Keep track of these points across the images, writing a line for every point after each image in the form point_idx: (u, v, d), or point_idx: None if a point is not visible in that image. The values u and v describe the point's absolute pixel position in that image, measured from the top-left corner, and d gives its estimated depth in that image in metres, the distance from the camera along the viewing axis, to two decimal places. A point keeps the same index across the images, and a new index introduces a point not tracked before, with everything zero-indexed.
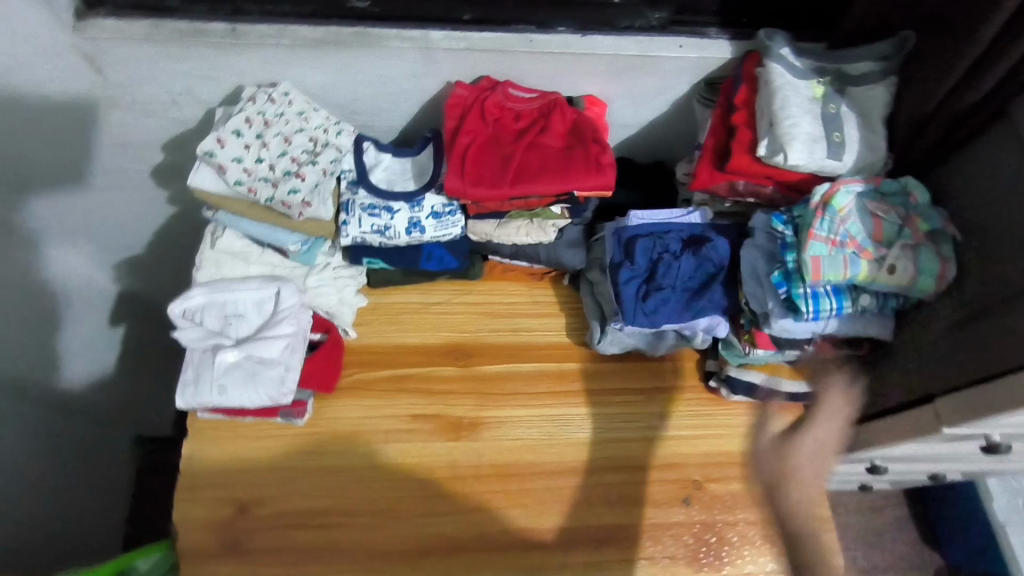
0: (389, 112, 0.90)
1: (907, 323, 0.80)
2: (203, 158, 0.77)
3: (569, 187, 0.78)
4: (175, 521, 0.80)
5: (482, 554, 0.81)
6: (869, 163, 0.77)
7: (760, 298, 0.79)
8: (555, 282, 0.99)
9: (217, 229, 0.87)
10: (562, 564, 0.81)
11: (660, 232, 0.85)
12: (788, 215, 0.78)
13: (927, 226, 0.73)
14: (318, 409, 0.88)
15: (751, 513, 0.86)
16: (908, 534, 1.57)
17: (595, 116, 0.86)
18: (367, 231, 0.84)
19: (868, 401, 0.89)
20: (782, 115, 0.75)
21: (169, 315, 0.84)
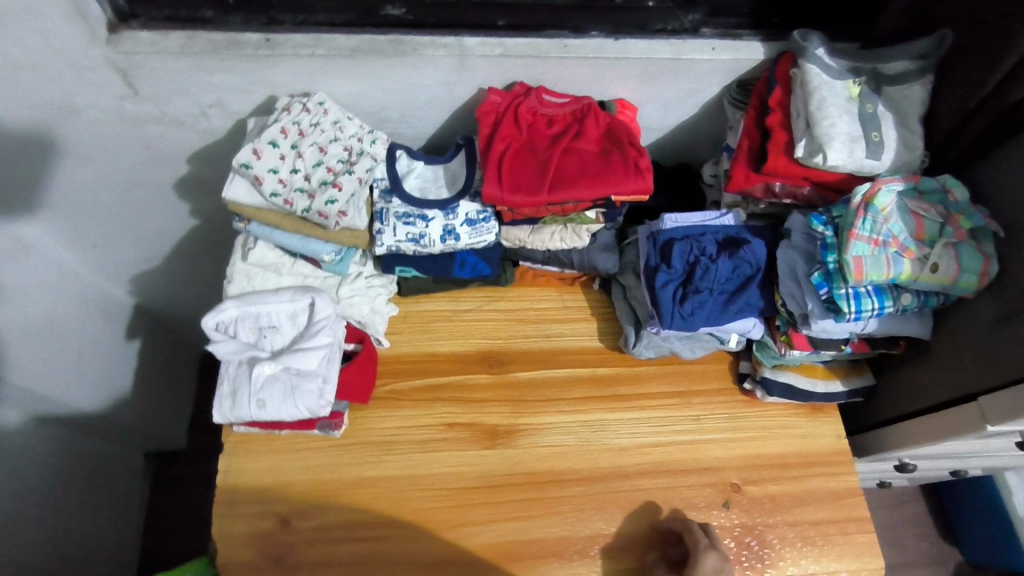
0: (419, 119, 0.89)
1: (946, 322, 0.80)
2: (239, 170, 0.76)
3: (609, 192, 0.78)
4: (215, 537, 0.79)
5: (524, 563, 0.80)
6: (907, 162, 0.77)
7: (798, 299, 0.79)
8: (585, 286, 0.99)
9: (248, 240, 0.86)
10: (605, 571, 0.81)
11: (695, 235, 0.85)
12: (827, 216, 0.77)
13: (969, 224, 0.72)
14: (354, 420, 0.87)
15: (790, 515, 0.86)
16: (927, 531, 1.57)
17: (627, 120, 0.86)
18: (402, 239, 0.83)
19: (905, 400, 0.89)
20: (820, 115, 0.75)
21: (202, 328, 0.83)
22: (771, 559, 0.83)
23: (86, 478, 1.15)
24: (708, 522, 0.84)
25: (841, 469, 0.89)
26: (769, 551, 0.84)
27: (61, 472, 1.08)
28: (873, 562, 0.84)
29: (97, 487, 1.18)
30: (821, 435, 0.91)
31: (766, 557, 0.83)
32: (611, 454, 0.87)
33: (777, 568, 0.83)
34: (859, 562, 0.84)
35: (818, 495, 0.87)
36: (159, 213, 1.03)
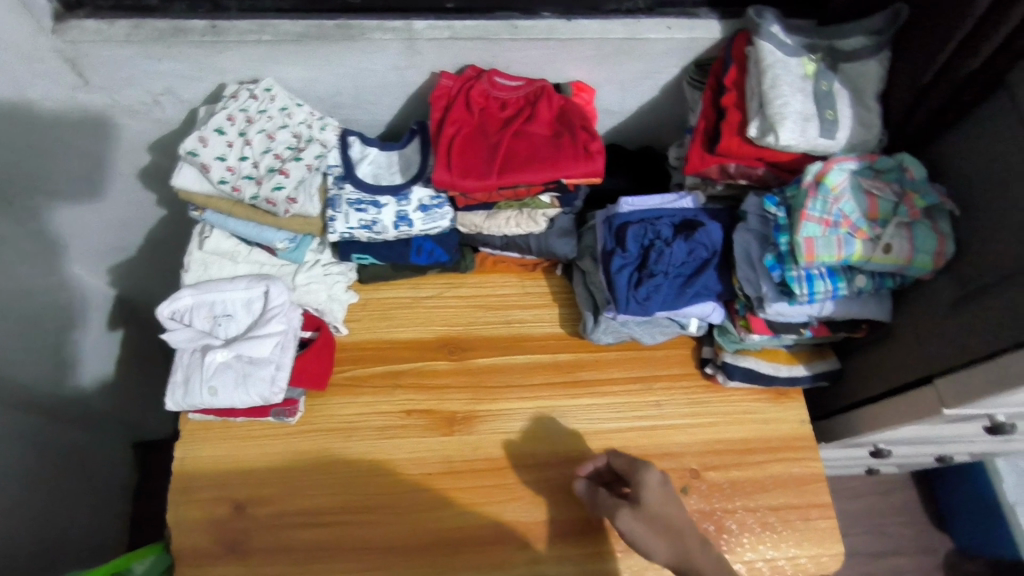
0: (374, 105, 0.88)
1: (906, 304, 0.79)
2: (186, 158, 0.77)
3: (558, 174, 0.77)
4: (170, 521, 0.80)
5: (478, 550, 0.80)
6: (863, 140, 0.75)
7: (754, 282, 0.78)
8: (548, 273, 0.98)
9: (205, 229, 0.86)
10: (560, 558, 0.80)
11: (652, 219, 0.83)
12: (781, 197, 0.76)
13: (924, 203, 0.71)
14: (311, 408, 0.87)
15: (750, 500, 0.85)
16: (915, 518, 1.54)
17: (584, 102, 0.85)
18: (354, 226, 0.82)
19: (869, 383, 0.87)
20: (773, 94, 0.73)
21: (157, 317, 0.83)
22: (729, 545, 0.82)
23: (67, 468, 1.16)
24: None
25: (804, 455, 0.88)
26: (727, 537, 0.83)
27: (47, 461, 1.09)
28: (834, 548, 0.83)
29: (80, 476, 1.19)
30: (784, 420, 0.90)
31: (724, 543, 0.82)
32: (572, 440, 0.87)
33: (735, 554, 0.82)
34: (820, 547, 0.83)
35: (779, 480, 0.86)
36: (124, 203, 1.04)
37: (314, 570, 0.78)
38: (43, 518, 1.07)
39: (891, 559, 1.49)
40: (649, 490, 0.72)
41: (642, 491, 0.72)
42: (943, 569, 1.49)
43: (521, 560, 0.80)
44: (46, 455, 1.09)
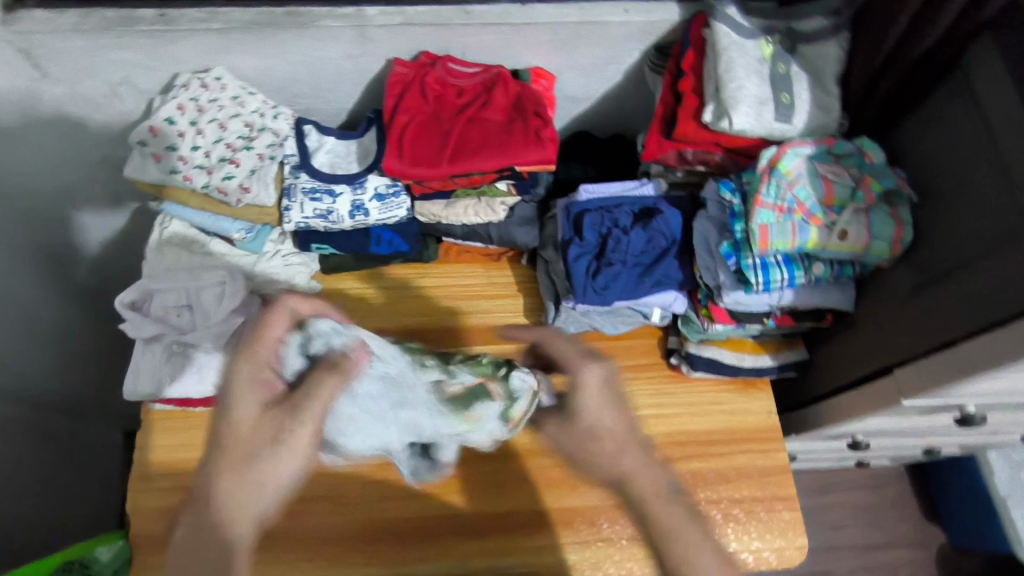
0: (333, 94, 0.88)
1: (868, 293, 0.77)
2: (138, 148, 0.78)
3: (510, 161, 0.76)
4: (129, 511, 0.80)
5: (434, 539, 0.80)
6: (822, 124, 0.73)
7: (712, 271, 0.76)
8: (513, 262, 0.97)
9: (165, 219, 0.86)
10: (518, 548, 0.80)
11: (610, 207, 0.82)
12: (737, 183, 0.75)
13: (880, 187, 0.69)
14: None
15: (712, 491, 0.84)
16: (908, 511, 1.51)
17: (542, 89, 0.84)
18: (310, 216, 0.82)
19: (832, 373, 0.85)
20: (727, 77, 0.71)
21: (115, 305, 0.82)
22: None
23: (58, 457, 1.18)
24: None
25: (770, 446, 0.87)
26: None
27: (45, 449, 1.11)
28: (799, 540, 0.82)
29: (74, 467, 1.21)
30: (751, 411, 0.89)
31: None
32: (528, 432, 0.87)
33: None
34: (784, 540, 0.82)
35: (743, 472, 0.85)
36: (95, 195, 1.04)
37: (270, 560, 0.78)
38: (40, 506, 1.09)
39: (883, 552, 1.47)
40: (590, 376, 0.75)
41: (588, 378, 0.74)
42: (934, 562, 1.46)
43: (478, 549, 0.80)
44: (45, 443, 1.11)
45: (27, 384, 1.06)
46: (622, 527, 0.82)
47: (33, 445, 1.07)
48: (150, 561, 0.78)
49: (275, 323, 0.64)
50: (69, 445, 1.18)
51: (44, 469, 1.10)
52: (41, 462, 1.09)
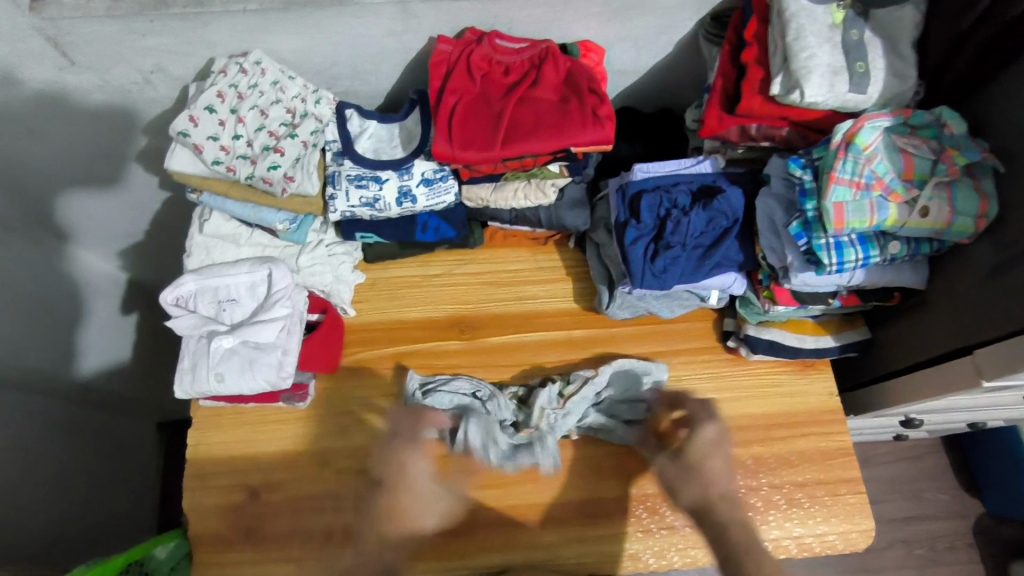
0: (372, 75, 0.84)
1: (942, 270, 0.73)
2: (178, 139, 0.73)
3: (565, 142, 0.73)
4: (186, 510, 0.80)
5: (498, 531, 0.79)
6: (898, 93, 0.69)
7: (779, 252, 0.74)
8: (560, 245, 0.94)
9: (204, 211, 0.84)
10: (579, 539, 0.79)
11: (667, 186, 0.79)
12: (807, 158, 0.71)
13: (964, 160, 0.65)
14: (321, 392, 0.86)
15: (775, 476, 0.82)
16: (948, 484, 1.46)
17: (592, 63, 0.80)
18: (356, 204, 0.79)
19: (898, 353, 0.82)
20: (797, 46, 0.67)
21: (160, 304, 0.81)
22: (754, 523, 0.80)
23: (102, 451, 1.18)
24: None
25: (832, 428, 0.85)
26: (752, 514, 0.81)
27: (77, 445, 1.09)
28: (864, 524, 0.80)
29: (110, 461, 1.19)
30: (812, 393, 0.86)
31: (749, 521, 0.80)
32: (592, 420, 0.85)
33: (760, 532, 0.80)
34: (849, 524, 0.80)
35: (807, 455, 0.83)
36: (126, 188, 1.01)
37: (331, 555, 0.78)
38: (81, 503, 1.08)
39: (926, 524, 1.43)
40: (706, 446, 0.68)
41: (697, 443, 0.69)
42: (974, 533, 1.42)
43: (541, 540, 0.79)
44: (76, 438, 1.09)
45: (58, 380, 1.05)
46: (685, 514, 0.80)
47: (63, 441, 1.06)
48: (213, 558, 0.78)
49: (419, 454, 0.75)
50: (101, 437, 1.17)
51: (77, 463, 1.09)
52: (72, 457, 1.08)
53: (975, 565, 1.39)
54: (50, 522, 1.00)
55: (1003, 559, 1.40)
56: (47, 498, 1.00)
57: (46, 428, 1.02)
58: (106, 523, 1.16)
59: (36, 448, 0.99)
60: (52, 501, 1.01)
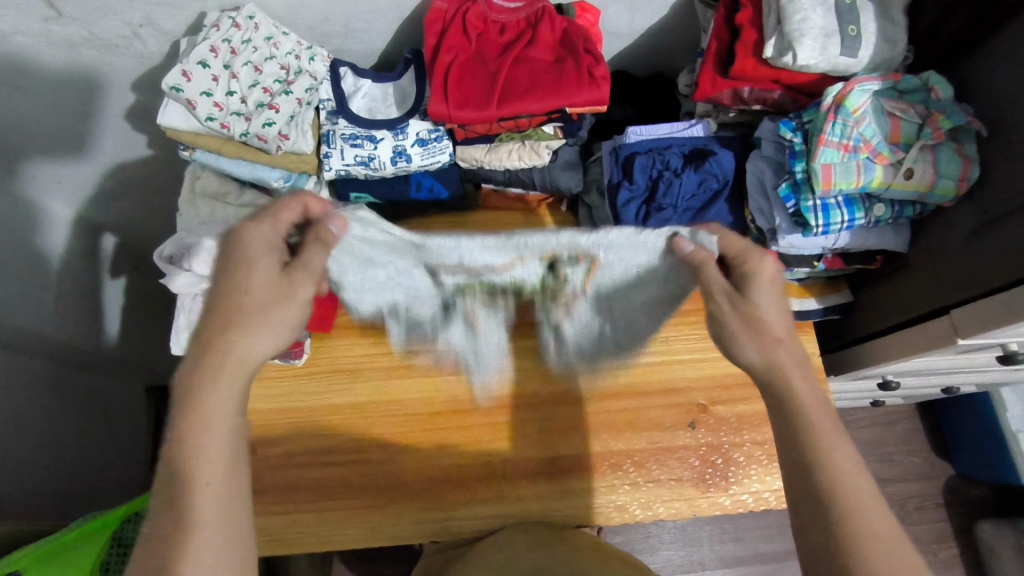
0: (366, 33, 0.83)
1: (923, 233, 0.75)
2: (170, 93, 0.72)
3: (561, 103, 0.73)
4: None
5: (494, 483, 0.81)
6: (887, 58, 0.70)
7: (767, 214, 0.76)
8: (552, 209, 0.94)
9: (197, 169, 0.83)
10: (570, 490, 0.81)
11: (659, 148, 0.80)
12: (797, 122, 0.72)
13: (949, 124, 0.66)
14: (317, 349, 0.87)
15: (758, 433, 0.85)
16: (917, 446, 1.51)
17: (587, 24, 0.79)
18: (351, 163, 0.80)
19: (877, 315, 0.85)
20: (791, 9, 0.68)
21: (154, 260, 0.80)
22: (736, 477, 0.84)
23: (89, 412, 1.17)
24: (675, 441, 0.84)
25: None
26: (734, 469, 0.84)
27: (62, 407, 1.09)
28: None
29: (96, 422, 1.19)
30: None
31: (731, 475, 0.84)
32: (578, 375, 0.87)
33: (742, 485, 0.83)
34: None
35: None
36: (112, 146, 0.99)
37: (327, 507, 0.79)
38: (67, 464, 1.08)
39: (894, 486, 1.48)
40: (762, 282, 0.60)
41: (752, 283, 0.60)
42: (941, 493, 1.48)
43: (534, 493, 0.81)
44: (61, 400, 1.09)
45: (45, 339, 1.04)
46: (670, 469, 0.83)
47: (48, 403, 1.06)
48: None
49: (291, 211, 0.60)
50: (89, 400, 1.17)
51: (65, 425, 1.09)
52: (59, 418, 1.08)
53: (941, 523, 1.46)
54: (39, 481, 1.00)
55: (967, 517, 1.46)
56: (33, 457, 1.00)
57: (31, 388, 1.01)
58: (98, 484, 1.17)
59: (22, 409, 0.99)
60: (39, 461, 1.01)
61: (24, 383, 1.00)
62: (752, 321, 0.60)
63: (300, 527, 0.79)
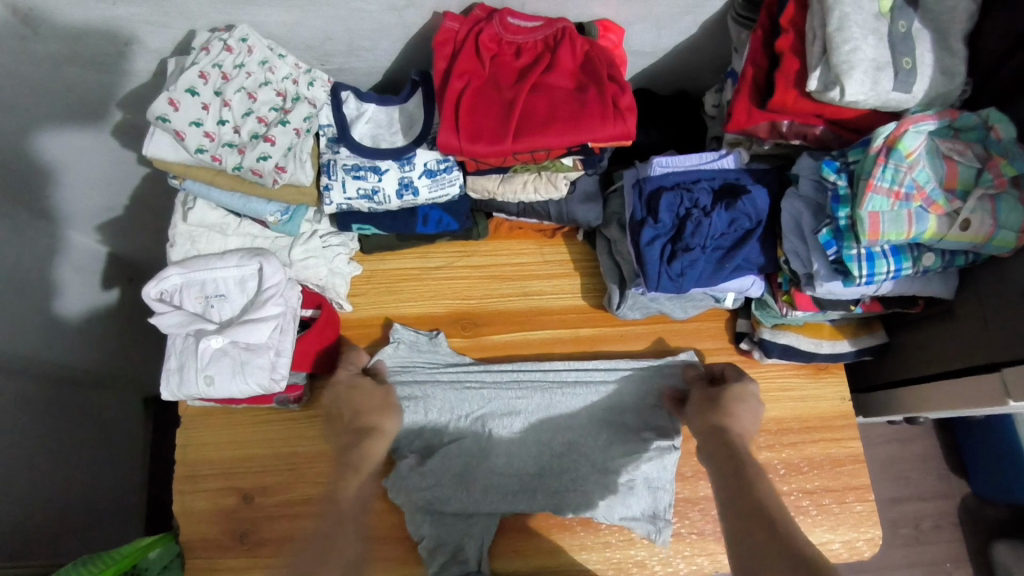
0: (369, 51, 0.77)
1: (971, 282, 0.70)
2: (157, 124, 0.66)
3: (583, 138, 0.67)
4: (178, 513, 0.77)
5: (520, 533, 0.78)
6: (943, 92, 0.64)
7: (803, 258, 0.70)
8: (568, 238, 0.90)
9: (187, 198, 0.77)
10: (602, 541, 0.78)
11: (687, 183, 0.74)
12: (841, 161, 0.66)
13: (1012, 170, 0.60)
14: (317, 389, 0.82)
15: (783, 483, 0.81)
16: (936, 465, 1.46)
17: (611, 45, 0.73)
18: (353, 196, 0.74)
19: (914, 361, 0.80)
20: (840, 38, 0.61)
21: (143, 298, 0.75)
22: None
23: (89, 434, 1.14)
24: (696, 492, 0.80)
25: (843, 435, 0.83)
26: None
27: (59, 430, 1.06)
28: (869, 532, 0.79)
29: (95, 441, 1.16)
30: (824, 398, 0.84)
31: None
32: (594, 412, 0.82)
33: None
34: (856, 532, 0.80)
35: (816, 462, 0.82)
36: (100, 164, 0.93)
37: None
38: (64, 491, 1.05)
39: (908, 506, 1.44)
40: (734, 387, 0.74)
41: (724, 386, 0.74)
42: (957, 514, 1.43)
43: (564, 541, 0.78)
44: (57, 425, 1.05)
45: (38, 361, 1.00)
46: (692, 522, 0.79)
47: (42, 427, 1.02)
48: (207, 564, 0.76)
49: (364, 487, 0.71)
50: (85, 422, 1.13)
51: (60, 450, 1.06)
52: (55, 443, 1.04)
53: (957, 545, 1.41)
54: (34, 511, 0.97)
55: (984, 538, 1.42)
56: (27, 487, 0.97)
57: (23, 414, 0.98)
58: (97, 506, 1.14)
59: (14, 438, 0.95)
60: (33, 489, 0.98)
61: (15, 411, 0.96)
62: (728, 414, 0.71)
63: None
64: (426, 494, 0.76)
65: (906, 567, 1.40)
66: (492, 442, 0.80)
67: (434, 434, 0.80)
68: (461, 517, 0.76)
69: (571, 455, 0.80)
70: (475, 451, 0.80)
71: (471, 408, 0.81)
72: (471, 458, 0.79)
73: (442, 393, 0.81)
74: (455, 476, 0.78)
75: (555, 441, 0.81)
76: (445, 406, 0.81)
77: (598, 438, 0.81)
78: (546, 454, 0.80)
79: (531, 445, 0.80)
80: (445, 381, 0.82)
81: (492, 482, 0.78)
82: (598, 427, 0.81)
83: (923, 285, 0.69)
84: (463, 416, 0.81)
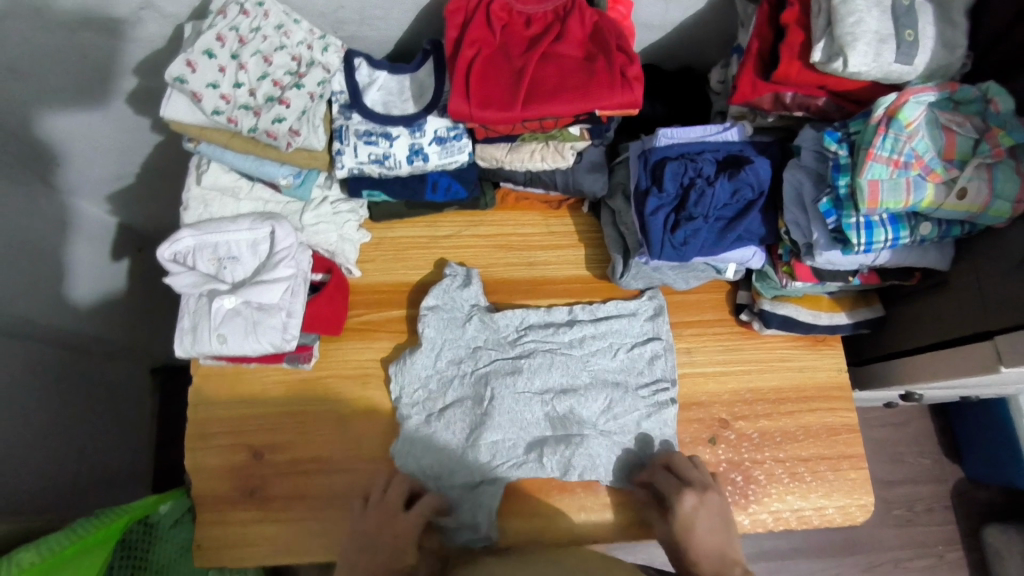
0: (381, 19, 0.78)
1: (967, 253, 0.71)
2: (174, 85, 0.67)
3: (591, 106, 0.68)
4: (190, 469, 0.79)
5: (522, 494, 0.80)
6: (944, 65, 0.65)
7: (804, 228, 0.71)
8: (574, 210, 0.91)
9: (201, 161, 0.79)
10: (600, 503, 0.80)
11: (692, 154, 0.75)
12: (843, 132, 0.68)
13: (1009, 141, 0.62)
14: (326, 352, 0.84)
15: (779, 451, 0.83)
16: (929, 448, 1.48)
17: (620, 17, 0.74)
18: (365, 161, 0.75)
19: (911, 334, 0.82)
20: (844, 10, 0.63)
21: (158, 259, 0.77)
22: (756, 495, 0.81)
23: (98, 399, 1.16)
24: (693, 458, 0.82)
25: (839, 405, 0.85)
26: (754, 487, 0.82)
27: (70, 395, 1.08)
28: (862, 499, 0.81)
29: (104, 407, 1.18)
30: (821, 369, 0.86)
31: (751, 493, 0.81)
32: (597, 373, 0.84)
33: (761, 503, 0.81)
34: (849, 498, 0.82)
35: (812, 430, 0.84)
36: (112, 132, 0.95)
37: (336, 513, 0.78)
38: (75, 454, 1.07)
39: (900, 488, 1.46)
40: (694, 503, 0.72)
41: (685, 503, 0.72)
42: (949, 496, 1.46)
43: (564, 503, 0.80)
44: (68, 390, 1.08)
45: (52, 327, 1.02)
46: None
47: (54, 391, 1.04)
48: (218, 519, 0.78)
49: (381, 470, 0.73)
50: (95, 388, 1.15)
51: (72, 414, 1.08)
52: (67, 409, 1.06)
53: (948, 526, 1.44)
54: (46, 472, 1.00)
55: (975, 520, 1.44)
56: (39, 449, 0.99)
57: (36, 379, 1.00)
58: (106, 471, 1.16)
59: (28, 400, 0.97)
60: (45, 451, 1.00)
61: (29, 376, 0.98)
62: (699, 530, 0.70)
63: (309, 537, 0.77)
64: (428, 458, 0.78)
65: (898, 547, 1.42)
66: (496, 396, 0.80)
67: (440, 387, 0.82)
68: (472, 480, 0.78)
69: (573, 413, 0.81)
70: (479, 407, 0.80)
71: (476, 365, 0.82)
72: (474, 413, 0.80)
73: (450, 347, 0.83)
74: (459, 432, 0.80)
75: (558, 400, 0.81)
76: (452, 359, 0.83)
77: (599, 398, 0.82)
78: (552, 411, 0.81)
79: (534, 403, 0.81)
80: (452, 336, 0.83)
81: (496, 437, 0.79)
82: (600, 387, 0.82)
83: (918, 255, 0.70)
84: (470, 370, 0.82)
